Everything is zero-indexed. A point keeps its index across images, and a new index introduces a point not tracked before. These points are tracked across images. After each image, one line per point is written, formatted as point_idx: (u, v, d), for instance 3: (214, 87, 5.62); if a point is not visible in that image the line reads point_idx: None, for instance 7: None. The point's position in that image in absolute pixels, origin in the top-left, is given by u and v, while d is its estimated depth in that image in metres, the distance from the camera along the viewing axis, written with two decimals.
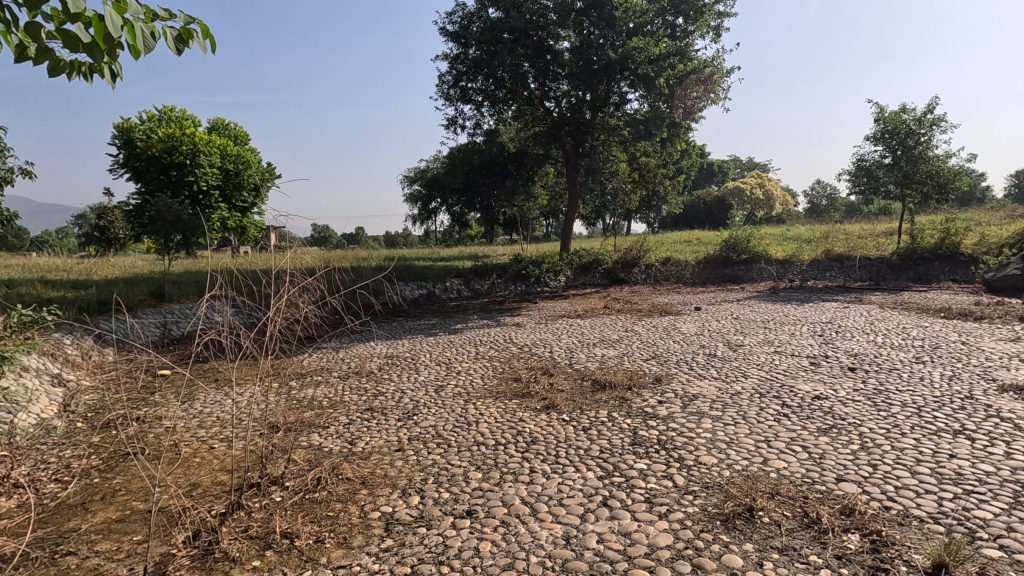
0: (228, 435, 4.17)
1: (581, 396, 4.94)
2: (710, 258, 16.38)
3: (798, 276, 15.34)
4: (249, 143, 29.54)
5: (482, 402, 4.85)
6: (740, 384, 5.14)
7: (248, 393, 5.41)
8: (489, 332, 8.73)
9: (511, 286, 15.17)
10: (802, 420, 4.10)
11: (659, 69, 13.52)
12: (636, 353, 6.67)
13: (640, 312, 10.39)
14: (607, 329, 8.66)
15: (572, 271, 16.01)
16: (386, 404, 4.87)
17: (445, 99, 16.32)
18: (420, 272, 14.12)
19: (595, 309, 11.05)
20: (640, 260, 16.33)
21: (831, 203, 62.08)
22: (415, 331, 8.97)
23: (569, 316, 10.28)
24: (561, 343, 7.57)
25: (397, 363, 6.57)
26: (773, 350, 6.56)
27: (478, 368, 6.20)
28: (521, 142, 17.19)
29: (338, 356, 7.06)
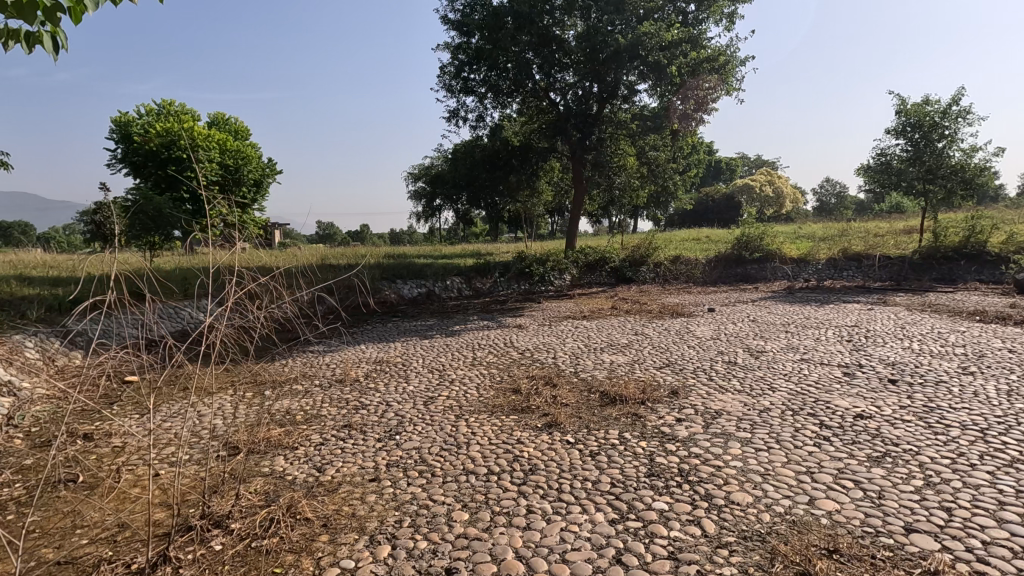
0: (181, 457, 3.62)
1: (588, 411, 4.37)
2: (721, 256, 15.73)
3: (814, 276, 14.68)
4: (249, 138, 29.18)
5: (476, 418, 4.28)
6: (767, 397, 4.56)
7: (215, 405, 4.85)
8: (489, 334, 8.17)
9: (514, 285, 14.59)
10: (847, 444, 3.51)
11: (672, 57, 12.92)
12: (648, 360, 6.10)
13: (650, 313, 9.81)
14: (615, 331, 8.08)
15: (578, 269, 15.42)
16: (367, 420, 4.30)
17: (447, 91, 15.75)
18: (418, 270, 13.56)
19: (602, 309, 10.49)
20: (648, 259, 15.74)
21: (841, 201, 61.16)
22: (411, 333, 8.42)
23: (574, 317, 9.71)
24: (566, 347, 7.01)
25: (385, 370, 6.00)
26: (799, 358, 5.96)
27: (474, 376, 5.64)
28: (525, 135, 16.61)
29: (324, 361, 6.51)
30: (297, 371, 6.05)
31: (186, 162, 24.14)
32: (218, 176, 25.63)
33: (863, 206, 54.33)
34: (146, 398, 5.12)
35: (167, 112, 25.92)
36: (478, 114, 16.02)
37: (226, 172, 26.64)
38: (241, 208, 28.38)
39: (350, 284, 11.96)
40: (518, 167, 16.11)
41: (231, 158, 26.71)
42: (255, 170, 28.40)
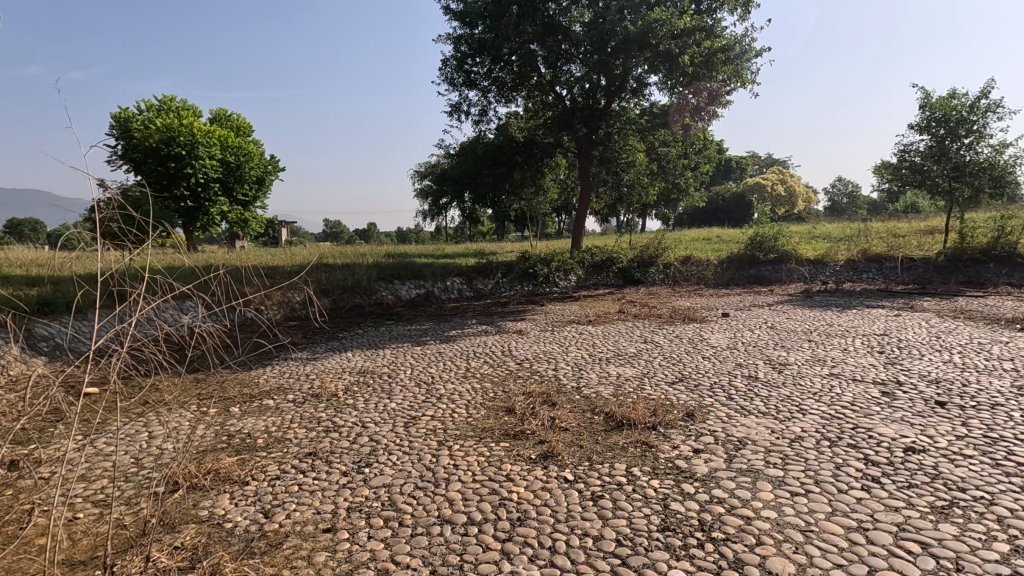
0: (109, 495, 3.08)
1: (590, 437, 3.79)
2: (734, 257, 15.09)
3: (831, 278, 14.01)
4: (251, 134, 28.82)
5: (461, 445, 3.71)
6: (798, 422, 3.96)
7: (169, 424, 4.32)
8: (486, 341, 7.61)
9: (517, 286, 14.01)
10: (900, 487, 2.93)
11: (683, 46, 12.32)
12: (658, 373, 5.51)
13: (658, 318, 9.21)
14: (622, 339, 7.49)
15: (584, 270, 14.83)
16: (336, 446, 3.75)
17: (449, 84, 15.18)
18: (417, 270, 13.05)
19: (608, 313, 9.89)
20: (657, 259, 15.12)
21: (853, 201, 60.09)
22: (403, 338, 7.88)
23: (578, 322, 9.13)
24: (568, 356, 6.44)
25: (368, 382, 5.46)
26: (828, 373, 5.35)
27: (465, 390, 5.09)
28: (530, 131, 16.04)
29: (303, 371, 5.98)
30: (271, 383, 5.53)
31: (186, 158, 23.80)
32: (219, 174, 25.28)
33: (877, 206, 53.21)
34: (97, 415, 4.59)
35: (168, 108, 25.61)
36: (481, 108, 15.44)
37: (227, 169, 26.27)
38: (242, 206, 28.00)
39: (344, 284, 11.47)
40: (522, 163, 15.55)
41: (232, 154, 26.32)
42: (257, 167, 28.02)
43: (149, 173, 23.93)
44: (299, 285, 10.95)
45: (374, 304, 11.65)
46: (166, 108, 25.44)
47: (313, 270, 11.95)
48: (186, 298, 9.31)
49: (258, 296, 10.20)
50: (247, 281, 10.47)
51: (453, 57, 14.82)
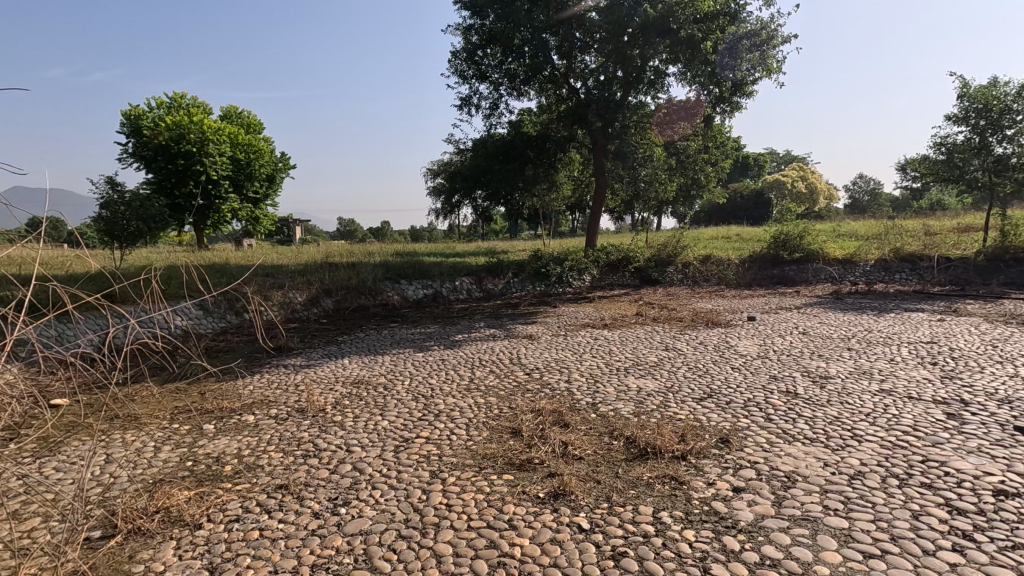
0: (35, 542, 2.59)
1: (608, 470, 3.23)
2: (757, 256, 14.40)
3: (861, 278, 13.28)
4: (262, 132, 28.61)
5: (458, 479, 3.17)
6: (855, 453, 3.36)
7: (132, 445, 3.84)
8: (494, 346, 7.07)
9: (529, 287, 13.45)
10: (1002, 549, 2.34)
11: (706, 32, 11.73)
12: (684, 387, 4.92)
13: (679, 322, 8.60)
14: (642, 345, 6.90)
15: (598, 269, 14.26)
16: (314, 477, 3.23)
17: (459, 76, 14.65)
18: (424, 269, 12.56)
19: (625, 316, 9.28)
20: (675, 259, 14.47)
21: (875, 199, 58.51)
22: (405, 343, 7.37)
23: (593, 325, 8.54)
24: (583, 365, 5.87)
25: (361, 395, 4.94)
26: (880, 388, 4.72)
27: (468, 406, 4.55)
28: (542, 125, 15.46)
29: (292, 381, 5.51)
30: (258, 395, 5.04)
31: (196, 156, 23.66)
32: (229, 171, 25.08)
33: (900, 203, 51.71)
34: (57, 433, 4.13)
35: (178, 105, 25.45)
36: (492, 101, 14.89)
37: (237, 167, 26.06)
38: (253, 204, 27.77)
39: (348, 284, 11.03)
40: (534, 158, 15.04)
41: (242, 152, 26.08)
42: (268, 164, 27.76)
43: (159, 170, 23.85)
44: (301, 285, 10.53)
45: (379, 305, 11.17)
46: (176, 104, 25.30)
47: (315, 269, 11.49)
48: (182, 297, 8.95)
49: (258, 296, 9.80)
50: (247, 280, 10.08)
51: (463, 48, 14.31)
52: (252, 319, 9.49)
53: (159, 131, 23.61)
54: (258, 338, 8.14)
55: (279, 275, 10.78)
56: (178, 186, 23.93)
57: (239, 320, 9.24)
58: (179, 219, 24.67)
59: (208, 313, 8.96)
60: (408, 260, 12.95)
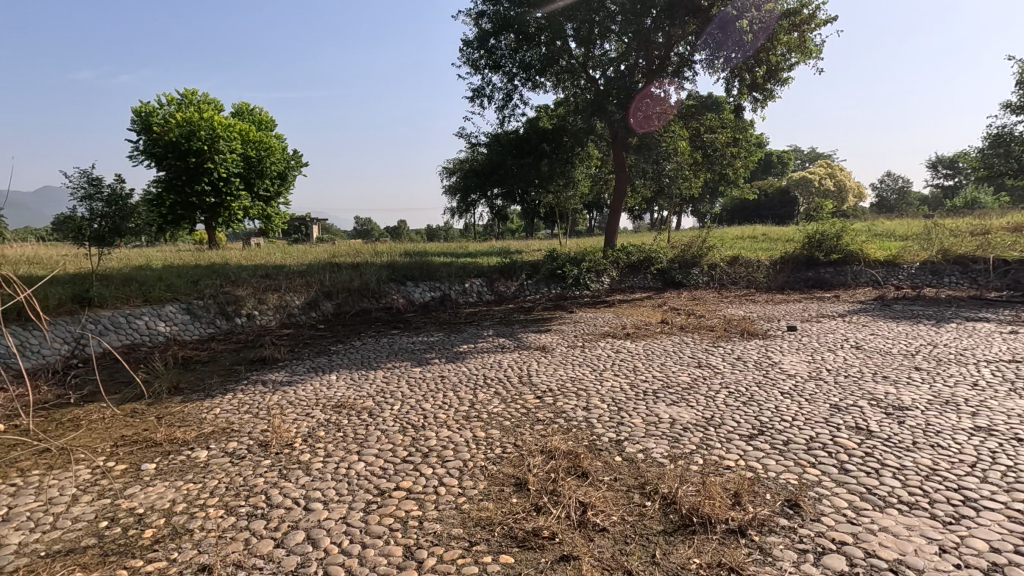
0: None
1: (642, 553, 2.39)
2: (789, 258, 13.41)
3: (906, 282, 12.24)
4: (274, 128, 28.24)
5: (440, 564, 2.35)
6: (979, 532, 2.48)
7: (45, 493, 3.09)
8: (502, 360, 6.27)
9: (544, 289, 12.64)
10: None
11: (739, 9, 10.72)
12: (727, 419, 4.06)
13: (709, 332, 7.70)
14: (669, 361, 6.02)
15: (618, 271, 13.40)
16: (251, 555, 2.45)
17: (470, 66, 13.84)
18: (432, 271, 11.82)
19: (648, 324, 8.41)
20: (701, 260, 13.54)
21: (904, 197, 56.55)
22: (403, 355, 6.60)
23: (613, 335, 7.70)
24: (603, 387, 5.02)
25: (340, 425, 4.16)
26: (977, 425, 3.81)
27: (464, 442, 3.74)
28: (559, 118, 14.61)
29: (265, 404, 4.75)
30: (222, 422, 4.30)
31: (207, 153, 23.27)
32: (240, 168, 24.62)
33: (931, 201, 49.76)
34: None
35: (190, 102, 25.13)
36: (506, 93, 14.09)
37: (248, 165, 25.68)
38: (265, 202, 27.32)
39: (350, 286, 10.33)
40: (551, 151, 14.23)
41: (253, 149, 25.61)
42: (279, 162, 27.36)
43: (170, 168, 23.43)
44: (300, 287, 9.86)
45: (382, 308, 10.44)
46: (188, 101, 25.03)
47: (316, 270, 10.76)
48: (168, 300, 8.31)
49: (251, 299, 9.12)
50: (241, 282, 9.44)
51: (475, 36, 13.51)
52: (244, 323, 8.82)
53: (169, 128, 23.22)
54: (246, 346, 7.46)
55: (277, 277, 10.11)
56: (189, 183, 23.50)
57: (229, 325, 8.58)
58: (190, 217, 24.27)
59: (195, 318, 8.30)
60: (415, 261, 12.23)
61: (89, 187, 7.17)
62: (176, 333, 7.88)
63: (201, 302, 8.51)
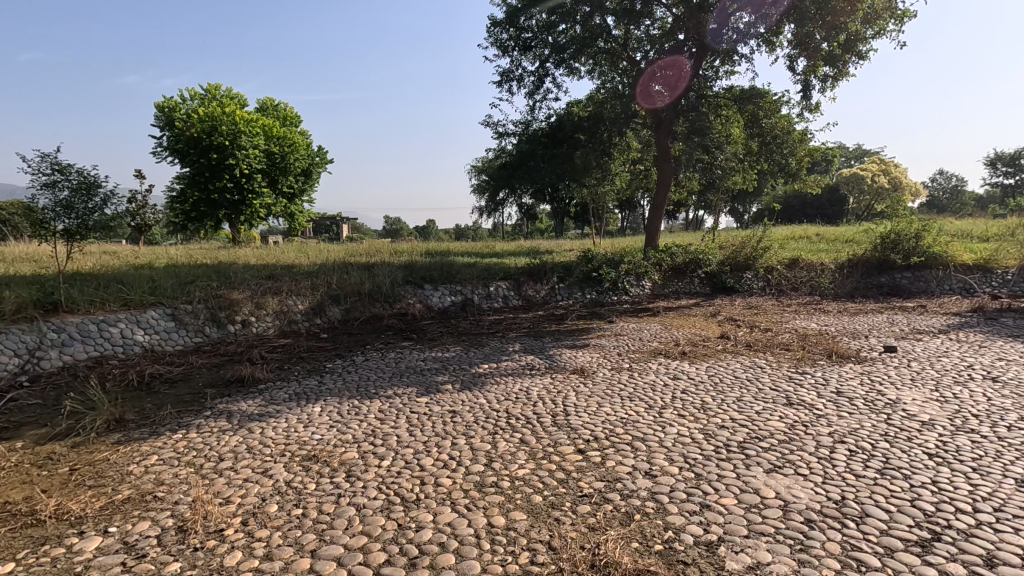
0: None
1: None
2: (859, 260, 11.86)
3: (1001, 290, 10.57)
4: (298, 124, 27.61)
5: None
6: None
7: None
8: (529, 388, 4.99)
9: (577, 293, 11.32)
10: None
11: None
12: (870, 506, 2.69)
13: (786, 351, 6.27)
14: (747, 395, 4.64)
15: (662, 274, 11.99)
16: None
17: (498, 47, 12.60)
18: (453, 272, 10.63)
19: (706, 340, 7.03)
20: (755, 263, 12.02)
21: (956, 196, 53.37)
22: (409, 377, 5.39)
23: (665, 353, 6.34)
24: (666, 436, 3.69)
25: (302, 495, 2.95)
26: None
27: (474, 539, 2.48)
28: (595, 104, 13.25)
29: (216, 452, 3.59)
30: (147, 482, 3.14)
31: (228, 148, 22.64)
32: (262, 164, 23.94)
33: (991, 200, 46.46)
34: None
35: (213, 96, 24.60)
36: (537, 76, 12.78)
37: (271, 160, 25.02)
38: (288, 199, 26.66)
39: (360, 289, 9.23)
40: (586, 141, 12.88)
41: (277, 145, 24.90)
42: (304, 158, 26.69)
43: (192, 164, 22.89)
44: (304, 289, 8.79)
45: (396, 315, 9.30)
46: (211, 96, 24.53)
47: (325, 272, 9.66)
48: (151, 305, 7.31)
49: (248, 303, 8.07)
50: (238, 283, 8.40)
51: (504, 13, 12.26)
52: (238, 331, 7.78)
53: (191, 123, 22.63)
54: (231, 361, 6.39)
55: (280, 278, 9.05)
56: (211, 180, 22.91)
57: (220, 334, 7.53)
58: (213, 215, 23.74)
59: (181, 326, 7.28)
60: (435, 261, 11.06)
61: (53, 171, 6.15)
62: (155, 343, 6.85)
63: (187, 307, 7.47)
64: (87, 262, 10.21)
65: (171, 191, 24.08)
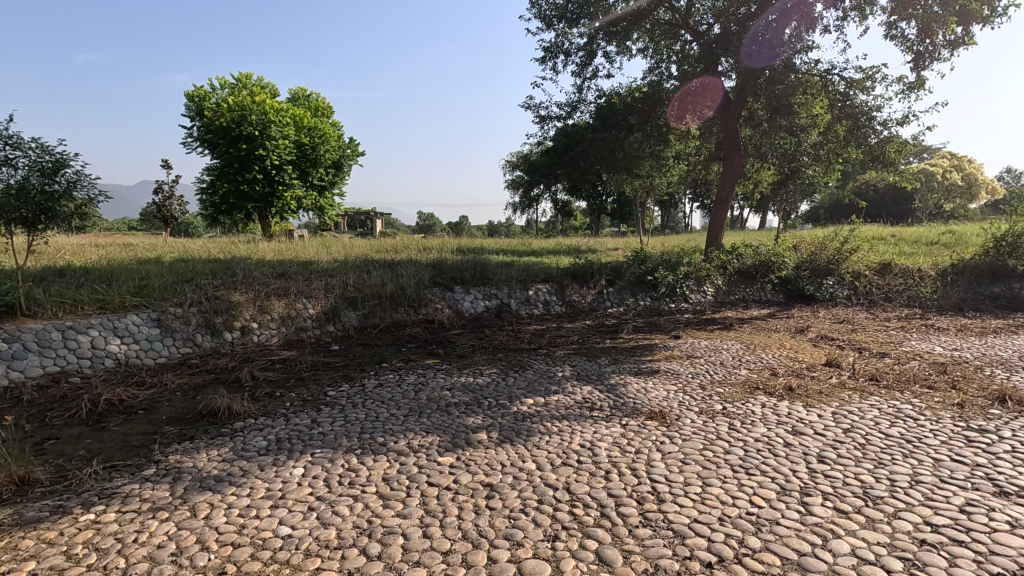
0: None
1: None
2: (966, 265, 10.05)
3: None
4: (330, 114, 26.80)
5: None
6: None
7: None
8: (595, 443, 3.59)
9: (630, 299, 9.84)
10: None
11: None
12: None
13: (932, 391, 4.67)
14: (925, 472, 3.12)
15: (727, 279, 10.41)
16: None
17: (541, 20, 11.16)
18: (487, 273, 9.29)
19: (811, 368, 5.49)
20: (839, 267, 10.32)
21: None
22: (430, 418, 4.05)
23: (766, 389, 4.84)
24: (838, 565, 2.25)
25: None
26: None
27: None
28: (651, 84, 11.67)
29: (124, 561, 2.32)
30: None
31: (258, 138, 21.83)
32: (292, 156, 23.10)
33: None
34: None
35: (244, 86, 23.94)
36: (585, 52, 11.28)
37: (302, 152, 24.21)
38: (319, 192, 25.84)
39: (381, 291, 7.99)
40: (641, 125, 11.33)
41: (307, 136, 24.05)
42: (335, 150, 25.82)
43: (222, 155, 22.24)
44: (316, 291, 7.58)
45: (421, 322, 8.04)
46: (242, 85, 23.87)
47: (342, 270, 8.43)
48: (133, 308, 6.21)
49: (250, 307, 6.90)
50: (240, 282, 7.24)
51: None
52: (235, 340, 6.62)
53: (221, 112, 21.94)
54: (215, 382, 5.17)
55: (291, 277, 7.88)
56: (240, 171, 22.19)
57: (214, 345, 6.38)
58: (242, 208, 23.06)
59: (167, 333, 6.14)
60: (467, 259, 9.75)
61: (5, 147, 5.11)
62: (132, 355, 5.74)
63: (175, 310, 6.32)
64: (88, 259, 9.29)
65: (202, 183, 23.56)
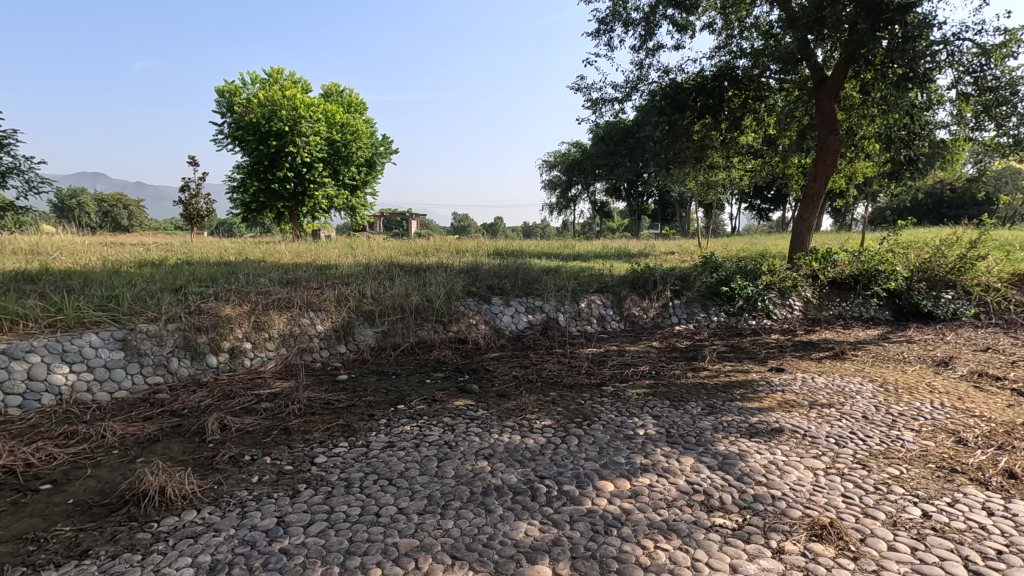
0: None
1: None
2: None
3: None
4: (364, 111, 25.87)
5: None
6: None
7: None
8: None
9: (701, 314, 8.19)
10: None
11: None
12: None
13: None
14: None
15: (819, 291, 8.62)
16: None
17: None
18: (531, 282, 7.80)
19: (1011, 433, 3.76)
20: (960, 279, 8.46)
21: None
22: (460, 526, 2.56)
23: (971, 474, 3.16)
24: None
25: None
26: None
27: None
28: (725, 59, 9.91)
29: None
30: None
31: (288, 136, 20.86)
32: (323, 153, 22.16)
33: None
34: None
35: (275, 81, 23.14)
36: (647, 22, 9.63)
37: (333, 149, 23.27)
38: (350, 191, 24.89)
39: (404, 304, 6.57)
40: (712, 109, 9.65)
41: (339, 132, 23.10)
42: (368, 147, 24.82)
43: (252, 153, 21.35)
44: (325, 303, 6.22)
45: (452, 340, 6.60)
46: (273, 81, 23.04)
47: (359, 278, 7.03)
48: (94, 325, 4.95)
49: (243, 324, 5.56)
50: (233, 292, 5.93)
51: None
52: (220, 365, 5.29)
53: (251, 108, 21.09)
54: (174, 432, 3.83)
55: (298, 285, 6.54)
56: (270, 169, 21.31)
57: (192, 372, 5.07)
58: (273, 207, 22.15)
59: (133, 358, 4.85)
60: (506, 265, 8.27)
61: None
62: (79, 389, 4.45)
63: (147, 327, 5.02)
64: (79, 261, 8.18)
65: (232, 181, 22.82)
